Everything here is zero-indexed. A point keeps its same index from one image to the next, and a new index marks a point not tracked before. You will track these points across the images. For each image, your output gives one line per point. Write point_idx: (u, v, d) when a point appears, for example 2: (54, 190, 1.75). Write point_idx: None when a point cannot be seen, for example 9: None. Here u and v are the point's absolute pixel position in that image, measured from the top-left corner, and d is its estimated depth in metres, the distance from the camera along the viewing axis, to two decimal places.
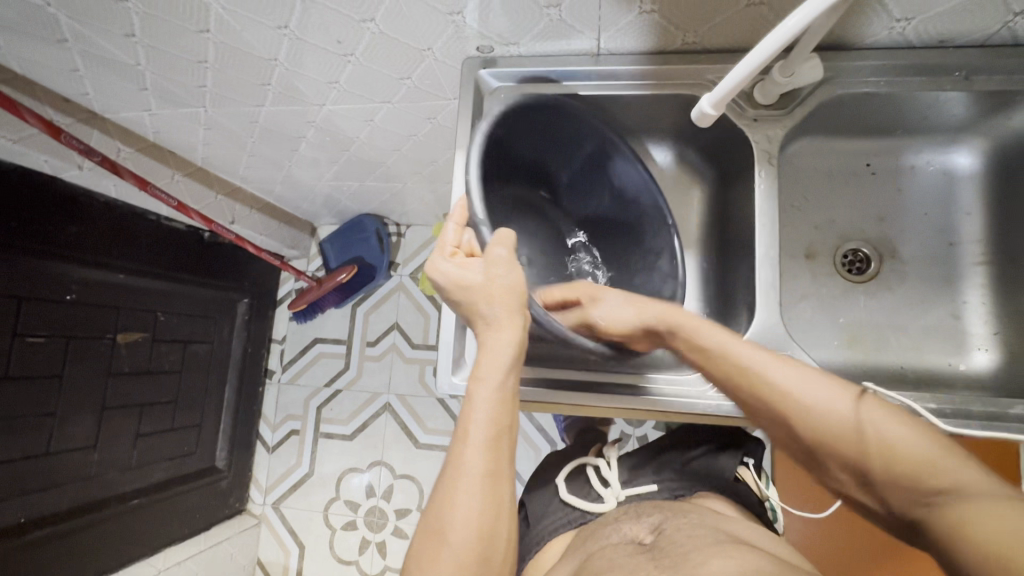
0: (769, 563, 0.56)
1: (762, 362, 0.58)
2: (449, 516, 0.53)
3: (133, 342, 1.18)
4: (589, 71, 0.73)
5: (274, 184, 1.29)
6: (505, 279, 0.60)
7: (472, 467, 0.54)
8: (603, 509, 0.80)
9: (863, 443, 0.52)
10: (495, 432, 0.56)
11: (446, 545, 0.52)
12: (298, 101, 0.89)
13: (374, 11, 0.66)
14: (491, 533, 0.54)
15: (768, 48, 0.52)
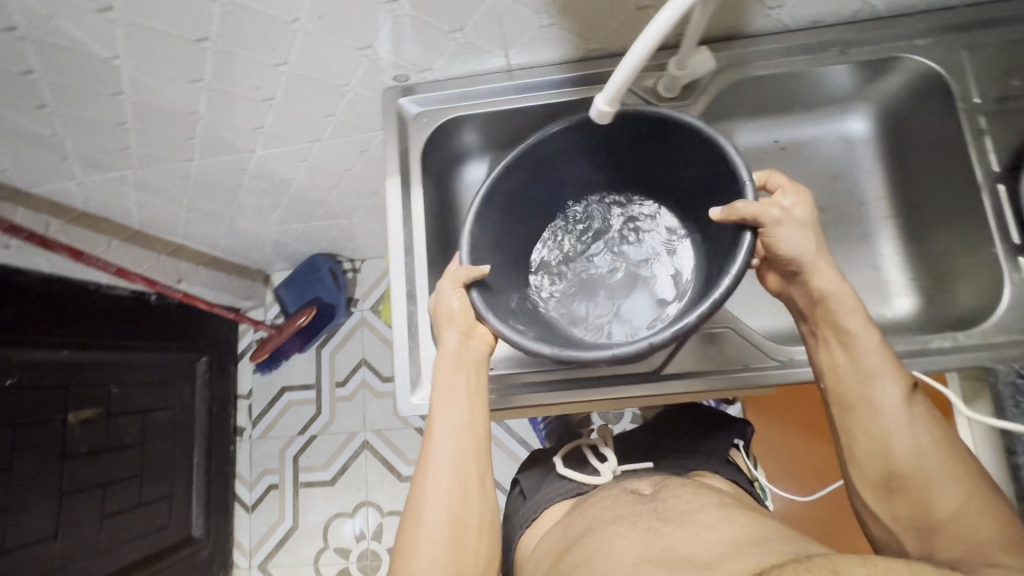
0: (769, 530, 0.58)
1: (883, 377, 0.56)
2: (423, 496, 0.57)
3: (88, 420, 1.13)
4: (504, 87, 0.73)
5: (221, 234, 1.28)
6: (454, 299, 0.63)
7: (440, 454, 0.58)
8: (601, 480, 0.78)
9: (922, 466, 0.53)
10: (462, 432, 0.59)
11: (420, 531, 0.56)
12: (227, 151, 0.86)
13: (286, 54, 0.64)
14: (462, 518, 0.57)
15: (644, 46, 0.51)
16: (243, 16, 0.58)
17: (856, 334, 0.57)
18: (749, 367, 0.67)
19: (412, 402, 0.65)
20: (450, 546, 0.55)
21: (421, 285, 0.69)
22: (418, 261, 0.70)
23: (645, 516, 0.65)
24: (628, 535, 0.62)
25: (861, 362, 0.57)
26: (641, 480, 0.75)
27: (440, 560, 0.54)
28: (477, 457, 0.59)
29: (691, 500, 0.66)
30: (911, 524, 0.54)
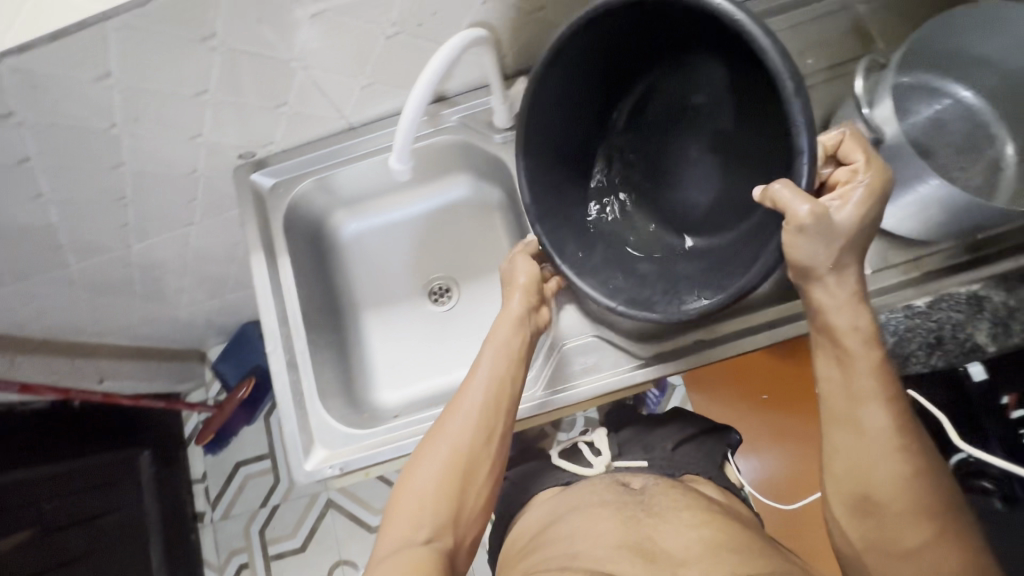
0: (718, 529, 0.61)
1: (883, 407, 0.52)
2: (447, 422, 0.61)
3: (24, 545, 1.08)
4: (352, 144, 0.75)
5: (135, 325, 1.26)
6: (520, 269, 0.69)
7: (473, 396, 0.62)
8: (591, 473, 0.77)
9: (899, 499, 0.51)
10: (499, 386, 0.62)
11: (439, 446, 0.60)
12: (101, 251, 0.86)
13: (120, 156, 0.65)
14: (475, 457, 0.59)
15: (422, 97, 0.52)
16: (60, 133, 0.58)
17: (853, 353, 0.52)
18: (619, 371, 0.69)
19: (307, 469, 0.66)
20: (460, 473, 0.59)
21: (300, 353, 0.71)
22: (296, 328, 0.71)
23: (631, 505, 0.66)
24: (610, 520, 0.64)
25: (859, 387, 0.52)
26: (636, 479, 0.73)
27: (446, 480, 0.58)
28: (503, 418, 0.61)
29: (676, 498, 0.66)
30: (875, 553, 0.52)
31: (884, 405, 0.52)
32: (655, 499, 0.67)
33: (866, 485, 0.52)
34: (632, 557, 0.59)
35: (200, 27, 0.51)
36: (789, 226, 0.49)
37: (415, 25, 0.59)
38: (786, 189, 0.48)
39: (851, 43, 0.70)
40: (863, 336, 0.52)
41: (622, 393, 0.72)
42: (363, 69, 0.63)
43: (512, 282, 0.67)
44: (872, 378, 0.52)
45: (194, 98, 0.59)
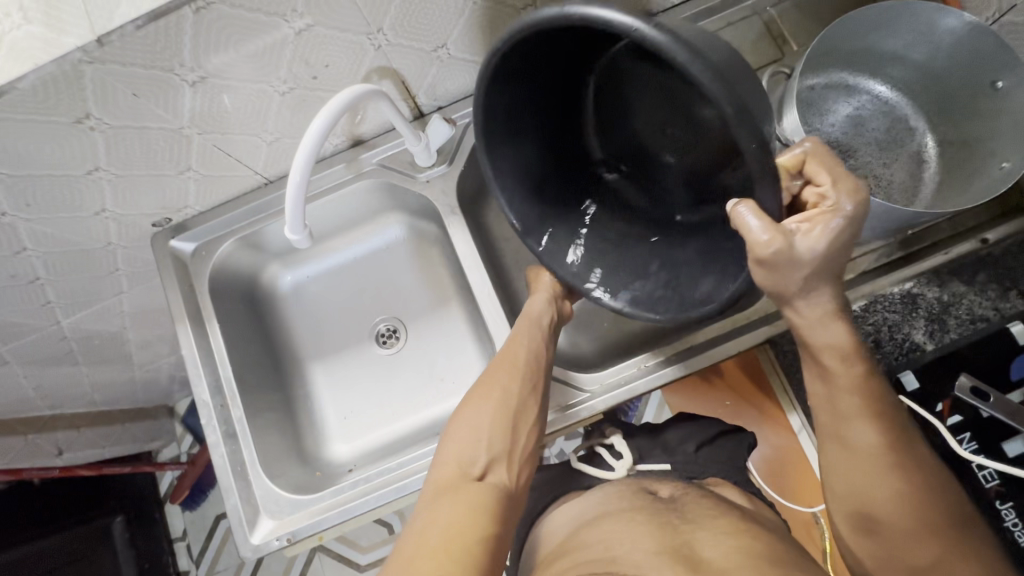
0: (759, 540, 0.52)
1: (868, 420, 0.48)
2: (484, 390, 0.59)
3: None
4: (271, 196, 0.72)
5: (88, 391, 1.22)
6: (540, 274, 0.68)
7: (510, 365, 0.60)
8: (611, 479, 0.67)
9: (899, 509, 0.46)
10: (530, 366, 0.61)
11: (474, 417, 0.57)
12: (30, 331, 0.83)
13: (21, 241, 0.63)
14: (515, 420, 0.58)
15: (304, 164, 0.52)
16: None
17: (835, 369, 0.48)
18: (567, 405, 0.67)
19: (254, 542, 0.63)
20: (506, 431, 0.56)
21: (237, 421, 0.68)
22: (231, 395, 0.69)
23: (662, 512, 0.57)
24: (644, 528, 0.54)
25: (844, 400, 0.48)
26: (662, 483, 0.64)
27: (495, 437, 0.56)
28: (537, 388, 0.60)
29: (709, 506, 0.58)
30: (884, 564, 0.47)
31: (874, 420, 0.48)
32: (690, 508, 0.58)
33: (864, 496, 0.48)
34: (672, 563, 0.49)
35: (70, 110, 0.49)
36: (756, 257, 0.43)
37: (308, 78, 0.57)
38: (751, 209, 0.42)
39: (766, 47, 0.69)
40: (848, 352, 0.48)
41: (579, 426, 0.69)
42: (265, 126, 0.61)
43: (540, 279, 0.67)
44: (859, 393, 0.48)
45: (83, 176, 0.57)
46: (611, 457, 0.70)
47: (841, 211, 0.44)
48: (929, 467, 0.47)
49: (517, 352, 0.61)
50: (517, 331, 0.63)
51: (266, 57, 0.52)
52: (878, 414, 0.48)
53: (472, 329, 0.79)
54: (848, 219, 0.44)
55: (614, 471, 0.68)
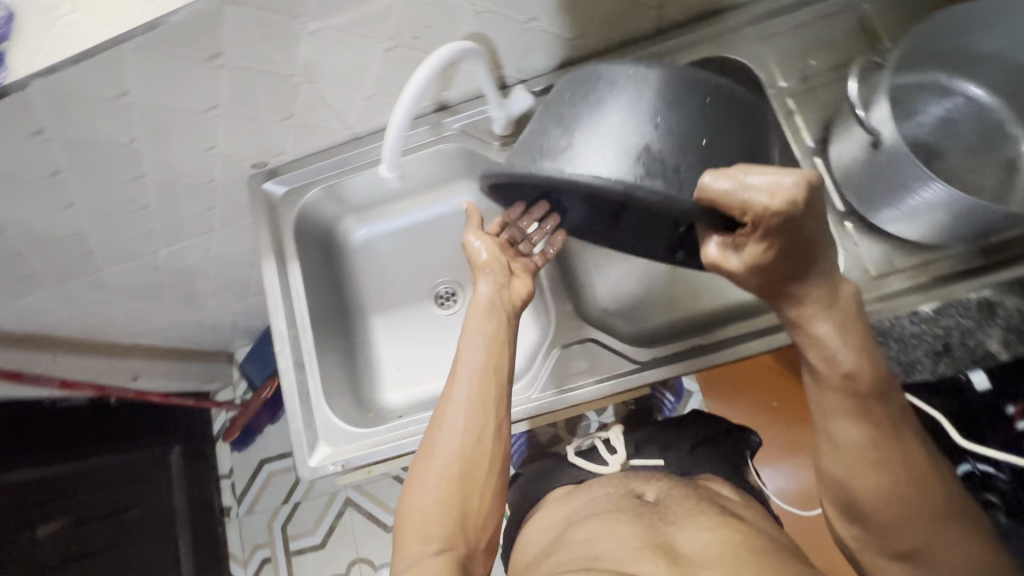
0: (747, 533, 0.57)
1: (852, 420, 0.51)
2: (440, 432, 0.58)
3: (59, 532, 1.13)
4: (359, 152, 0.78)
5: (165, 326, 1.32)
6: (483, 250, 0.66)
7: (460, 394, 0.59)
8: (605, 469, 0.76)
9: (881, 497, 0.50)
10: (484, 379, 0.60)
11: (434, 456, 0.57)
12: (129, 257, 0.91)
13: (142, 167, 0.69)
14: (470, 454, 0.57)
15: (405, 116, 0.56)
16: (86, 147, 0.62)
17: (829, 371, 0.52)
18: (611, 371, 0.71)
19: (312, 465, 0.68)
20: (461, 473, 0.56)
21: (308, 353, 0.73)
22: (303, 330, 0.74)
23: (646, 514, 0.62)
24: (629, 527, 0.59)
25: (835, 397, 0.52)
26: (646, 485, 0.69)
27: (447, 490, 0.55)
28: (495, 404, 0.59)
29: (688, 505, 0.63)
30: (868, 547, 0.52)
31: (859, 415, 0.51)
32: (671, 510, 0.62)
33: (851, 489, 0.51)
34: (655, 557, 0.54)
35: (208, 46, 0.54)
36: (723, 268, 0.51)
37: (409, 38, 0.61)
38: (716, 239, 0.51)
39: (853, 44, 0.68)
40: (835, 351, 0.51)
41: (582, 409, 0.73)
42: (364, 81, 0.66)
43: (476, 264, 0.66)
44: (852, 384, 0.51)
45: (205, 112, 0.63)
46: (607, 453, 0.80)
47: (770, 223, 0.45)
48: (910, 458, 0.50)
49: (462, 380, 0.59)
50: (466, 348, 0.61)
51: (377, 12, 0.57)
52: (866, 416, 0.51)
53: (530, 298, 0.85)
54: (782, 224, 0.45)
55: (608, 465, 0.77)
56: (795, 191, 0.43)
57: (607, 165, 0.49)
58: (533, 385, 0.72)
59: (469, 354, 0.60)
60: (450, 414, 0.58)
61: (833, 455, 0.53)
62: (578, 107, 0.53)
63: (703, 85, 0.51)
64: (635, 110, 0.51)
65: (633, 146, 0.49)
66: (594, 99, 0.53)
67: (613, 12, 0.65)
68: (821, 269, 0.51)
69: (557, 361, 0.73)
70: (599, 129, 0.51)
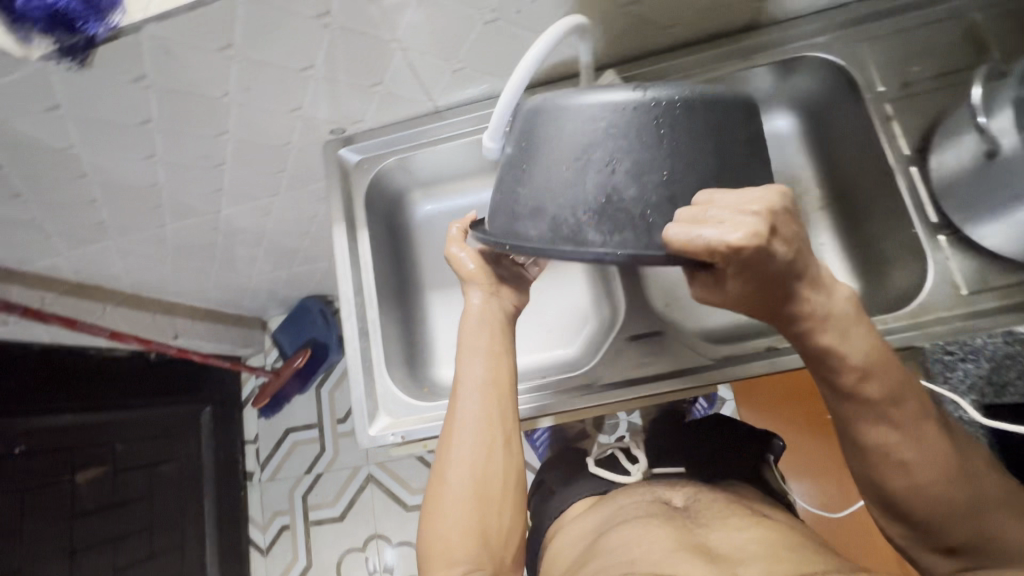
0: (789, 538, 0.55)
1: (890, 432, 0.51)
2: (452, 455, 0.59)
3: (94, 479, 1.16)
4: (436, 127, 0.77)
5: (209, 288, 1.33)
6: (468, 262, 0.66)
7: (464, 413, 0.60)
8: (628, 479, 0.73)
9: (930, 498, 0.50)
10: (490, 390, 0.60)
11: (448, 484, 0.58)
12: (194, 214, 0.92)
13: (226, 124, 0.69)
14: (486, 473, 0.58)
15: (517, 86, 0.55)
16: (180, 99, 0.63)
17: (861, 397, 0.50)
18: (680, 364, 0.68)
19: (371, 433, 0.68)
20: (478, 496, 0.57)
21: (372, 322, 0.73)
22: (369, 299, 0.74)
23: (678, 518, 0.61)
24: (659, 528, 0.58)
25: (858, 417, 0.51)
26: (673, 492, 0.67)
27: (469, 510, 0.56)
28: (502, 416, 0.60)
29: (720, 508, 0.62)
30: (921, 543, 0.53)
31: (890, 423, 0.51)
32: (702, 513, 0.62)
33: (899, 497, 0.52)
34: (691, 556, 0.52)
35: (316, 4, 0.54)
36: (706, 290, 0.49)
37: (511, 12, 0.60)
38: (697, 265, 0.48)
39: (962, 52, 0.66)
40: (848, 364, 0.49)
41: (614, 407, 0.70)
42: (457, 53, 0.65)
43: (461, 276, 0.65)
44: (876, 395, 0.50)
45: (300, 72, 0.63)
46: (628, 462, 0.77)
47: (754, 254, 0.42)
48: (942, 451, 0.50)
49: (467, 400, 0.60)
50: (463, 369, 0.61)
51: None
52: (900, 421, 0.50)
53: (590, 288, 0.84)
54: (762, 253, 0.42)
55: (630, 475, 0.74)
56: (761, 218, 0.41)
57: (572, 231, 0.51)
58: (598, 374, 0.70)
59: (474, 371, 0.61)
60: (461, 436, 0.59)
61: (870, 471, 0.53)
62: (532, 157, 0.54)
63: (647, 119, 0.50)
64: (586, 158, 0.51)
65: (592, 205, 0.51)
66: (545, 150, 0.53)
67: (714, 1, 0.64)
68: (807, 291, 0.47)
69: (624, 355, 0.70)
70: (557, 189, 0.52)
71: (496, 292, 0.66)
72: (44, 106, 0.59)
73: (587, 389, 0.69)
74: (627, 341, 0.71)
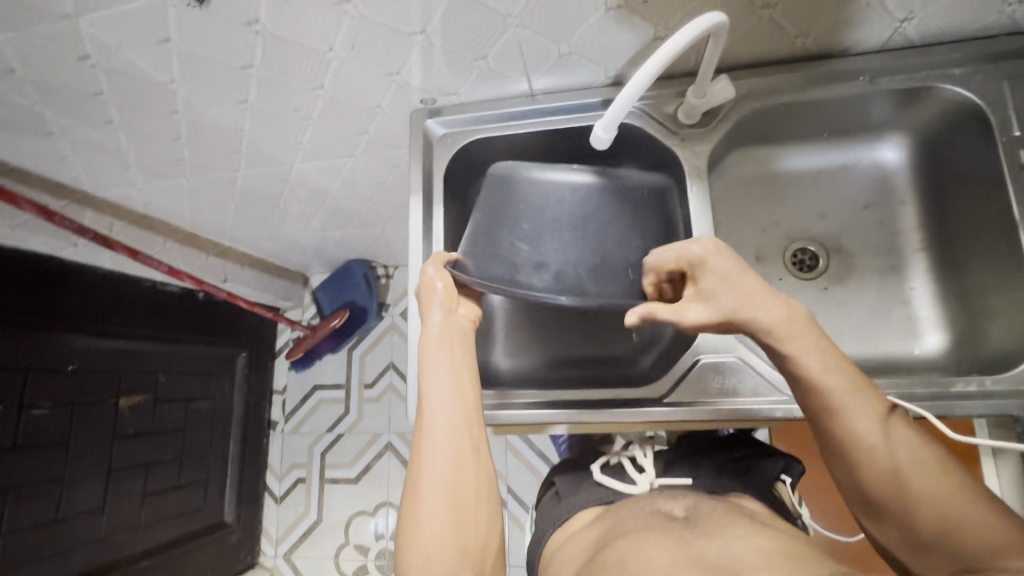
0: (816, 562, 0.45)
1: (863, 419, 0.52)
2: (423, 473, 0.56)
3: (136, 405, 1.20)
4: (527, 110, 0.75)
5: (263, 238, 1.34)
6: (436, 281, 0.66)
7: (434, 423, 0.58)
8: (635, 489, 0.63)
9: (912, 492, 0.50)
10: (456, 400, 0.60)
11: (423, 501, 0.55)
12: (268, 164, 0.92)
13: (323, 79, 0.68)
14: (460, 484, 0.56)
15: (645, 82, 0.52)
16: (286, 47, 0.62)
17: (829, 390, 0.53)
18: (756, 402, 0.62)
19: None
20: (455, 505, 0.55)
21: None
22: None
23: (676, 529, 0.52)
24: (660, 542, 0.49)
25: (829, 401, 0.53)
26: (674, 502, 0.58)
27: (448, 523, 0.54)
28: (470, 424, 0.59)
29: (722, 519, 0.53)
30: (906, 549, 0.51)
31: (884, 453, 0.51)
32: (703, 524, 0.53)
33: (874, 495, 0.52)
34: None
35: None
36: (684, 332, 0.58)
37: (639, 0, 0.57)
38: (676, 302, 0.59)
39: None
40: (834, 393, 0.53)
41: (642, 426, 0.67)
42: (570, 36, 0.62)
43: (431, 297, 0.65)
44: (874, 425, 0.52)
45: (408, 36, 0.61)
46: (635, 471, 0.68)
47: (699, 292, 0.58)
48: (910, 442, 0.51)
49: (433, 416, 0.58)
50: (428, 381, 0.61)
51: None
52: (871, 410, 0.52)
53: None
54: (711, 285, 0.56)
55: (638, 484, 0.65)
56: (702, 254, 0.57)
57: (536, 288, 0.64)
58: (667, 384, 0.64)
59: (439, 384, 0.60)
60: (433, 454, 0.56)
61: (842, 468, 0.54)
62: (500, 222, 0.70)
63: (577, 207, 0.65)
64: (548, 229, 0.69)
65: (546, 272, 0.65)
66: (511, 220, 0.70)
67: (850, 13, 0.60)
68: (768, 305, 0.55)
69: (698, 372, 0.64)
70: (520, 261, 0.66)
71: (457, 308, 0.67)
72: (156, 38, 0.59)
73: (655, 401, 0.65)
74: (697, 356, 0.65)
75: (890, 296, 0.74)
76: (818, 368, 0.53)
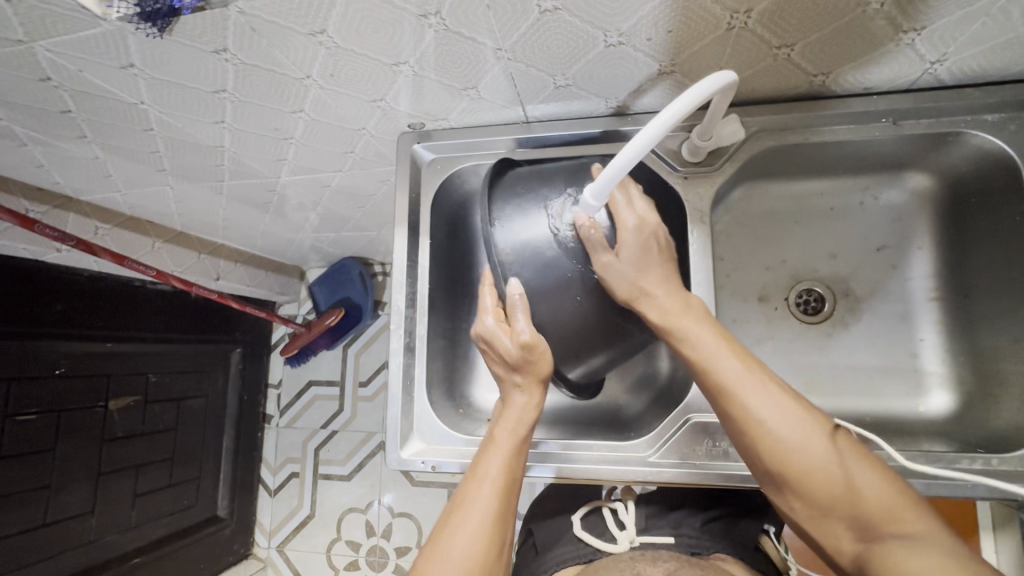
0: None
1: (763, 398, 0.50)
2: (451, 537, 0.54)
3: (126, 407, 1.20)
4: (521, 139, 0.70)
5: (256, 237, 1.31)
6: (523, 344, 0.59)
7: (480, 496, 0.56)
8: (614, 550, 0.63)
9: (825, 484, 0.48)
10: (507, 482, 0.57)
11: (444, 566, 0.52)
12: (254, 176, 0.89)
13: (302, 104, 0.64)
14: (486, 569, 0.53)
15: (644, 145, 0.47)
16: (258, 74, 0.57)
17: (731, 372, 0.51)
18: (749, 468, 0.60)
19: (400, 455, 0.67)
20: None
21: (420, 338, 0.70)
22: (420, 311, 0.71)
23: None
24: None
25: (729, 381, 0.51)
26: (653, 566, 0.55)
27: None
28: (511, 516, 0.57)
29: None
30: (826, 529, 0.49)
31: (800, 440, 0.49)
32: None
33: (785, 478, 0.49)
34: None
35: (425, 4, 0.47)
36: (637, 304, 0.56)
37: (642, 38, 0.52)
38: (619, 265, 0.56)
39: None
40: (743, 388, 0.51)
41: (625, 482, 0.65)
42: (567, 70, 0.57)
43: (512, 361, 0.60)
44: (773, 407, 0.50)
45: (390, 67, 0.56)
46: (616, 528, 0.67)
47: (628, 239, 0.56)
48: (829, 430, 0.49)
49: (481, 492, 0.56)
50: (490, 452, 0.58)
51: (628, 4, 0.47)
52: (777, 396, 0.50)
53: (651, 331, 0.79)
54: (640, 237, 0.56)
55: (618, 543, 0.64)
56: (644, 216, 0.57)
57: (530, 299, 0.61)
58: (650, 445, 0.62)
59: (500, 462, 0.58)
60: (468, 525, 0.54)
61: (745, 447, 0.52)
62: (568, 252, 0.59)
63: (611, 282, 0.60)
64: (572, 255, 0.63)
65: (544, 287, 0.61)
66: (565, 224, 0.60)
67: (874, 55, 0.54)
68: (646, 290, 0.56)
69: (685, 434, 0.62)
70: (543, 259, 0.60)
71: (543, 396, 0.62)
72: (119, 63, 0.55)
73: (637, 460, 0.62)
74: (684, 416, 0.63)
75: (898, 348, 0.70)
76: (708, 349, 0.53)
